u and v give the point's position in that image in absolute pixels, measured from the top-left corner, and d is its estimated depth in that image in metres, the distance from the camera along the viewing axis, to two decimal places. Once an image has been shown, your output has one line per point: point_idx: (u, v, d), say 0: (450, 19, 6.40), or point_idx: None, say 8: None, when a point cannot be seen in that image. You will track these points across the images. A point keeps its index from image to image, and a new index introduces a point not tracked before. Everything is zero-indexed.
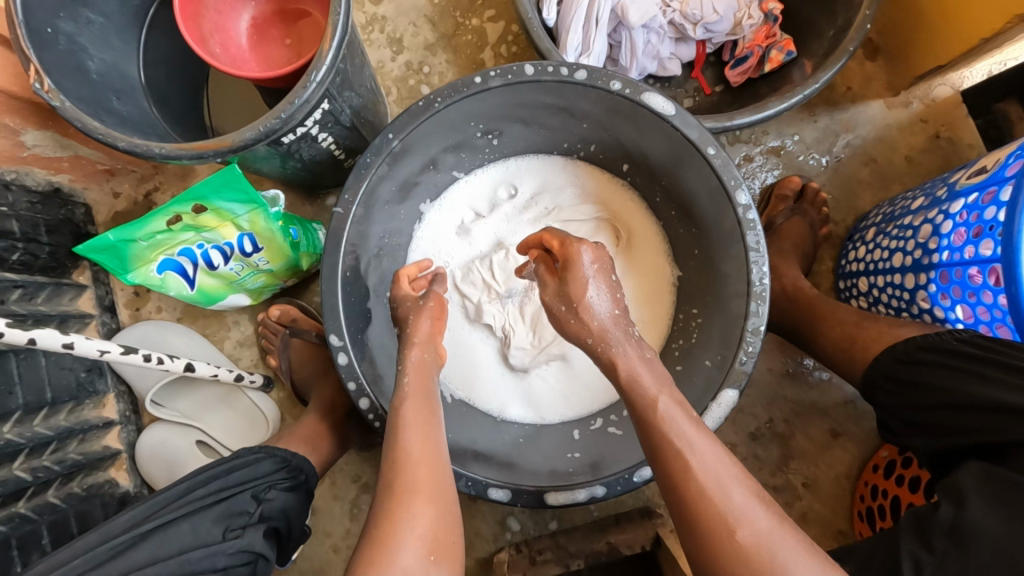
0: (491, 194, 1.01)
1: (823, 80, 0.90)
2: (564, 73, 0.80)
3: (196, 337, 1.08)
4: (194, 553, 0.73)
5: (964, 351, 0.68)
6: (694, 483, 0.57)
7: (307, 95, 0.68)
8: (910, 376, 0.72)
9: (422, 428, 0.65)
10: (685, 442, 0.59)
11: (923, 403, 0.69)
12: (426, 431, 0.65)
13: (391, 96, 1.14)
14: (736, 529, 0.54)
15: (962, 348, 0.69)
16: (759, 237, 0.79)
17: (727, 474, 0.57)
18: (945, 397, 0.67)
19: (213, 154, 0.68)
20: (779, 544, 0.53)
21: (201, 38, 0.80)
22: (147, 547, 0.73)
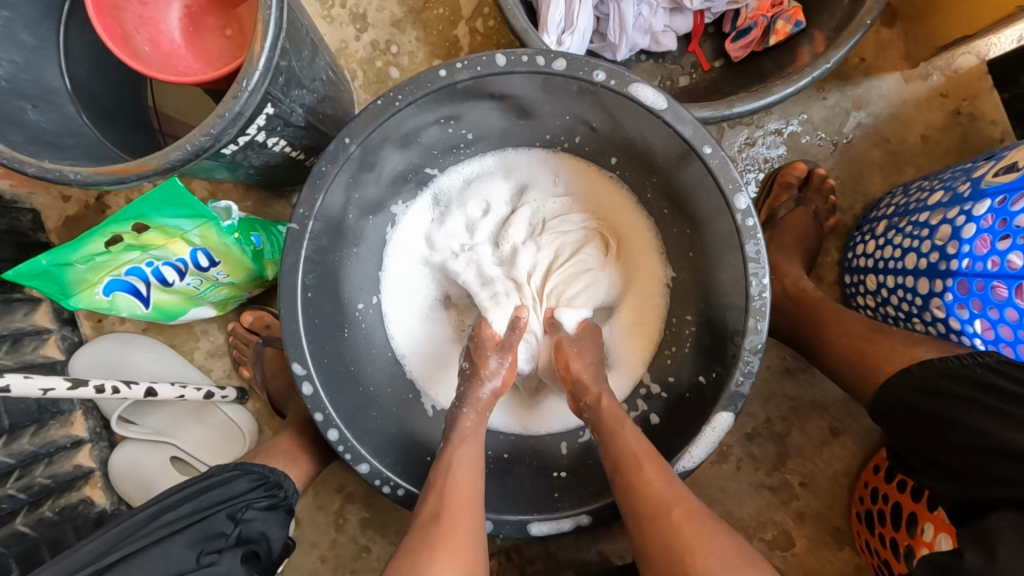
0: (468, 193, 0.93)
1: (834, 60, 0.80)
2: (541, 63, 0.71)
3: (162, 350, 1.03)
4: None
5: (997, 386, 0.62)
6: (643, 475, 0.65)
7: (240, 106, 0.59)
8: (934, 413, 0.65)
9: (469, 471, 0.69)
10: (637, 444, 0.69)
11: (949, 445, 0.63)
12: (472, 474, 0.68)
13: (357, 80, 1.03)
14: (671, 509, 0.62)
15: (996, 382, 0.63)
16: (759, 247, 0.71)
17: (658, 467, 0.67)
18: (975, 440, 0.61)
19: (139, 178, 0.60)
20: (709, 525, 0.60)
21: (125, 36, 0.70)
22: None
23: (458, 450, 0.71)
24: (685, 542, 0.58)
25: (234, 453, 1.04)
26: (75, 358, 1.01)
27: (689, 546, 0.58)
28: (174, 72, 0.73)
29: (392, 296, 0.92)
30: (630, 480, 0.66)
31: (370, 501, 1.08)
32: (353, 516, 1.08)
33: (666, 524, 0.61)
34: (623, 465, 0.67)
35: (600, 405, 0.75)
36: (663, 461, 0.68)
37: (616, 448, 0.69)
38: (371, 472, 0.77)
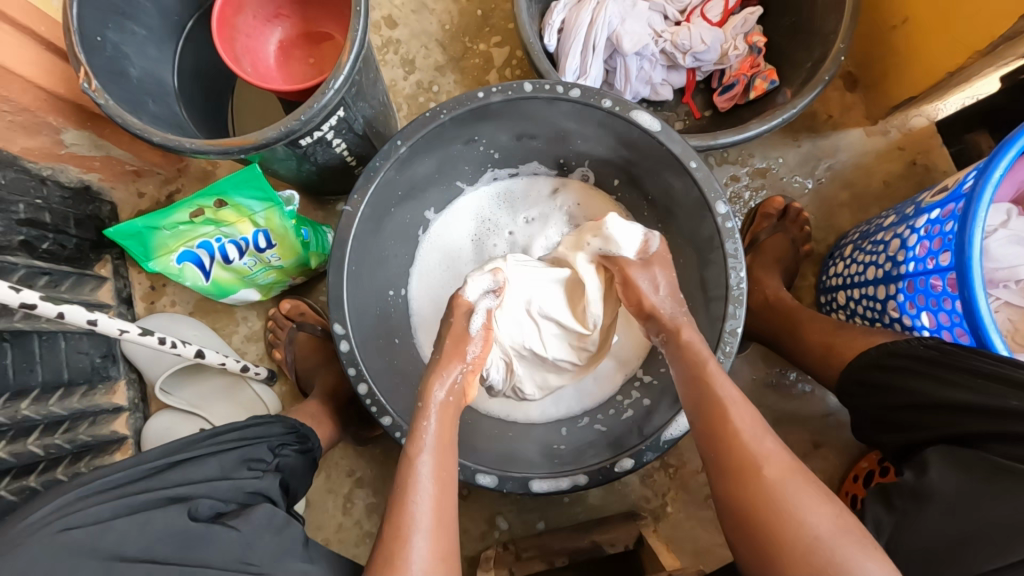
0: (496, 207, 1.07)
1: (800, 106, 0.97)
2: (560, 91, 0.87)
3: (206, 330, 1.13)
4: (222, 483, 0.70)
5: (922, 353, 0.72)
6: (730, 427, 0.65)
7: (325, 101, 0.75)
8: (879, 380, 0.76)
9: (437, 484, 0.65)
10: (725, 392, 0.68)
11: (892, 405, 0.73)
12: (445, 460, 0.67)
13: (402, 112, 1.23)
14: (763, 470, 0.61)
15: (926, 351, 0.72)
16: (737, 244, 0.84)
17: (746, 413, 0.66)
18: (904, 396, 0.71)
19: (238, 150, 0.75)
20: (799, 493, 0.59)
21: (235, 58, 0.88)
22: (179, 472, 0.70)
23: (420, 463, 0.65)
24: (773, 512, 0.59)
25: None
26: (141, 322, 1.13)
27: (777, 511, 0.59)
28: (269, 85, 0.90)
29: (415, 286, 1.04)
30: (719, 430, 0.66)
31: (378, 488, 1.14)
32: (360, 502, 1.14)
33: (759, 484, 0.61)
34: (715, 415, 0.67)
35: (689, 345, 0.76)
36: (751, 405, 0.67)
37: (705, 394, 0.69)
38: (393, 424, 0.85)
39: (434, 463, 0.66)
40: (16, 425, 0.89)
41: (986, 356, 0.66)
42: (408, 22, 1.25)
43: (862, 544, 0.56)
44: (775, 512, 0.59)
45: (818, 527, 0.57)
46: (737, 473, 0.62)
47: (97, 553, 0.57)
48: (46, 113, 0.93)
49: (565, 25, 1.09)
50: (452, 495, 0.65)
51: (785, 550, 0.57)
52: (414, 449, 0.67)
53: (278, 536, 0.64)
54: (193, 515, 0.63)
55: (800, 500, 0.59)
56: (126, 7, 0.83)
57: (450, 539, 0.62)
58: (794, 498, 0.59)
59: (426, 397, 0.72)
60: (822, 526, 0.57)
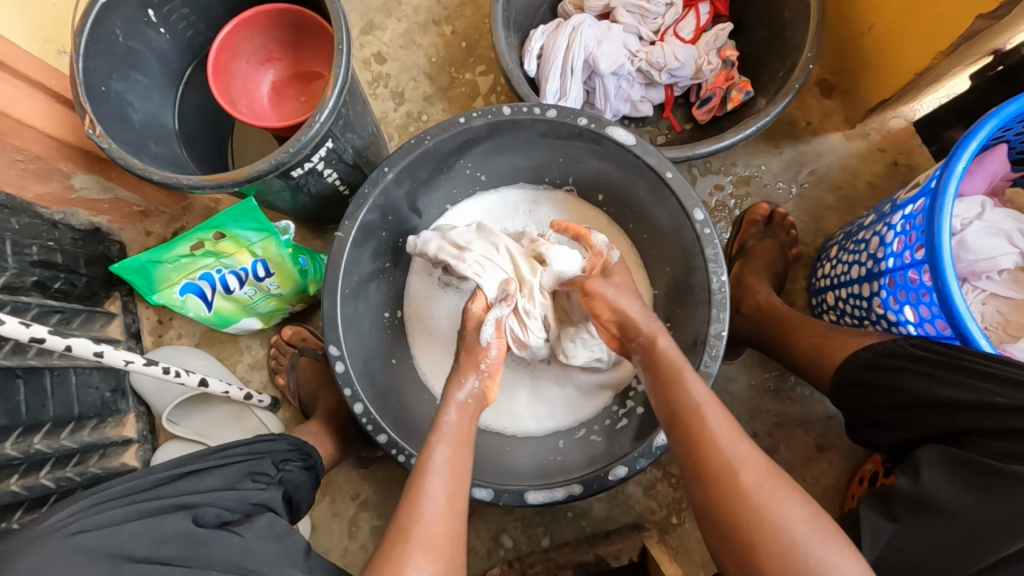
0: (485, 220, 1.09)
1: (774, 113, 1.00)
2: (538, 112, 0.91)
3: (211, 359, 1.17)
4: (227, 493, 0.72)
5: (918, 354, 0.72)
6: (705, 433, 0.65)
7: (312, 133, 0.79)
8: (870, 379, 0.76)
9: (450, 478, 0.69)
10: (697, 398, 0.69)
11: (883, 404, 0.73)
12: (460, 460, 0.72)
13: (394, 141, 1.28)
14: (739, 473, 0.61)
15: (919, 352, 0.72)
16: (717, 250, 0.86)
17: (721, 419, 0.66)
18: (898, 397, 0.71)
19: (232, 184, 0.79)
20: (771, 492, 0.59)
21: (230, 100, 0.94)
22: (187, 483, 0.72)
23: (435, 456, 0.70)
24: (746, 514, 0.58)
25: None
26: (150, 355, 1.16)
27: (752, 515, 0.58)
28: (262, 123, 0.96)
29: (411, 299, 1.07)
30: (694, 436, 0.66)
31: (383, 510, 1.15)
32: (366, 525, 1.15)
33: (729, 484, 0.61)
34: (687, 415, 0.68)
35: (660, 351, 0.77)
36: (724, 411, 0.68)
37: (679, 399, 0.70)
38: (390, 442, 0.86)
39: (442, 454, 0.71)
40: (28, 459, 0.92)
41: (969, 352, 0.68)
42: (397, 57, 1.31)
43: (836, 541, 0.56)
44: (749, 508, 0.59)
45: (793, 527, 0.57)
46: (713, 477, 0.62)
47: (108, 554, 0.58)
48: (57, 161, 0.99)
49: (544, 51, 1.14)
50: (462, 485, 0.70)
51: (756, 545, 0.57)
52: (433, 438, 0.73)
53: (281, 547, 0.65)
54: (199, 521, 0.65)
55: (778, 501, 0.58)
56: (129, 58, 0.89)
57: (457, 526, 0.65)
58: (772, 497, 0.59)
59: (447, 397, 0.79)
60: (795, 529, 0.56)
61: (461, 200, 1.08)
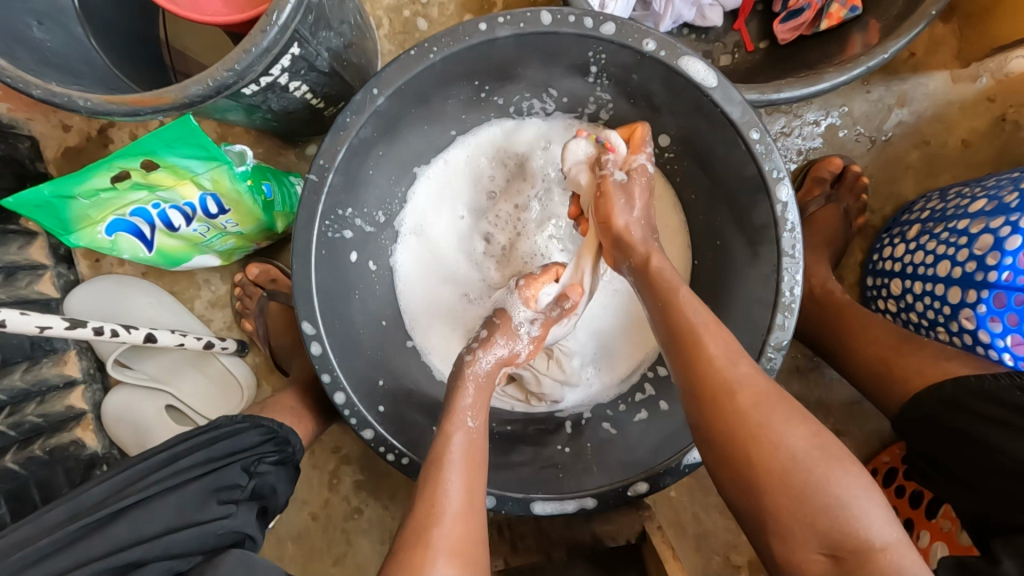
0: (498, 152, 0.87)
1: (891, 51, 0.76)
2: (589, 25, 0.66)
3: (162, 297, 1.00)
4: (181, 534, 0.61)
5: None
6: (721, 388, 0.53)
7: (268, 42, 0.54)
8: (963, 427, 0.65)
9: (472, 477, 0.60)
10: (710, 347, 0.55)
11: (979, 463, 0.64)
12: (474, 473, 0.60)
13: (382, 30, 0.98)
14: (773, 450, 0.49)
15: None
16: (796, 241, 0.68)
17: (740, 369, 0.54)
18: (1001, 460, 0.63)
19: (151, 111, 0.55)
20: (829, 475, 0.48)
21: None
22: (125, 524, 0.61)
23: (456, 443, 0.62)
24: (789, 491, 0.48)
25: (230, 406, 1.02)
26: (71, 299, 0.98)
27: (799, 510, 0.47)
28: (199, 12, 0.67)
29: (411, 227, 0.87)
30: (709, 392, 0.54)
31: (366, 465, 1.07)
32: (347, 478, 1.08)
33: (756, 456, 0.50)
34: (677, 342, 0.57)
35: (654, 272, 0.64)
36: (741, 349, 0.56)
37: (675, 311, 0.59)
38: (377, 438, 0.73)
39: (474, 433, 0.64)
40: None
41: None
42: None
43: (839, 458, 0.49)
44: (771, 472, 0.49)
45: (832, 501, 0.47)
46: (730, 445, 0.52)
47: None
48: None
49: None
50: (480, 504, 0.59)
51: (772, 508, 0.49)
52: (445, 431, 0.63)
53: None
54: None
55: (815, 474, 0.48)
56: None
57: (476, 526, 0.57)
58: (793, 466, 0.49)
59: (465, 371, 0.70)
60: (880, 533, 0.47)
61: (496, 117, 0.85)
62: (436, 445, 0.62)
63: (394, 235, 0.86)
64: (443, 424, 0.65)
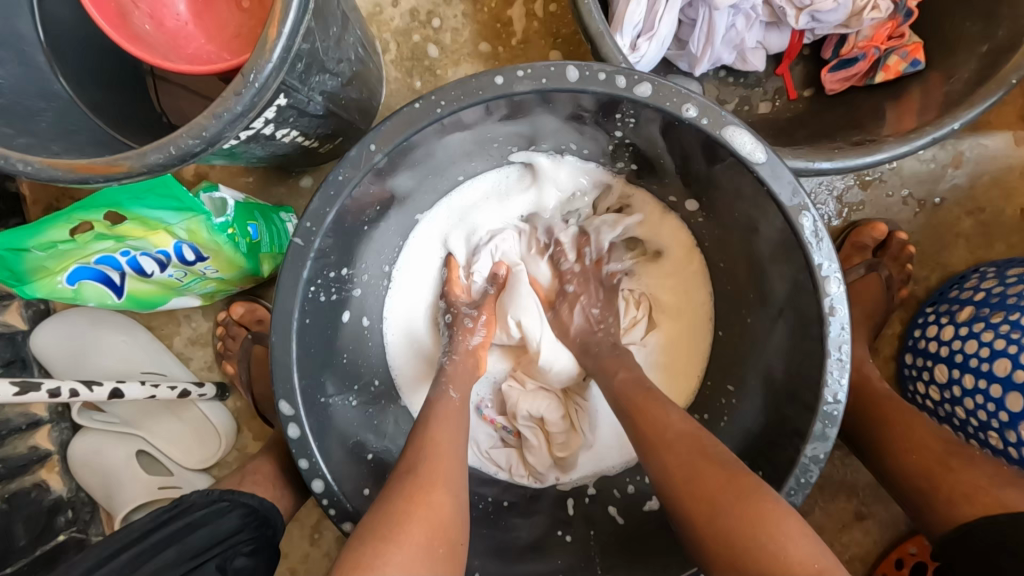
0: (508, 196, 0.81)
1: (962, 122, 0.67)
2: (621, 84, 0.57)
3: (136, 333, 0.92)
4: None
5: None
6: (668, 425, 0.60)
7: (243, 106, 0.45)
8: None
9: (453, 447, 0.61)
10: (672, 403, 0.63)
11: None
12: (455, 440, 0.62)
13: (388, 54, 0.89)
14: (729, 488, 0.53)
15: None
16: (843, 340, 0.60)
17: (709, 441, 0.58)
18: None
19: (104, 180, 0.47)
20: (778, 521, 0.50)
21: (120, 13, 0.59)
22: None
23: (437, 403, 0.65)
24: (735, 515, 0.51)
25: (208, 454, 0.95)
26: (38, 333, 0.90)
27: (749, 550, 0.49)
28: (184, 57, 0.62)
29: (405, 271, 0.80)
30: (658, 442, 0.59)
31: None
32: (330, 532, 1.00)
33: (699, 509, 0.53)
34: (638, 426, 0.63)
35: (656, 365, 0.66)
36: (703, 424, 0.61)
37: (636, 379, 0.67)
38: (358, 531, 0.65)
39: (437, 425, 0.62)
40: None
41: None
42: None
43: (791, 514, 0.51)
44: (726, 522, 0.51)
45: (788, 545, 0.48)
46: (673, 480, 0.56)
47: None
48: None
49: None
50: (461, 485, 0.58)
51: (717, 544, 0.51)
52: (434, 395, 0.67)
53: None
54: None
55: (766, 513, 0.50)
56: None
57: (457, 500, 0.56)
58: (750, 501, 0.51)
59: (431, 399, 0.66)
60: None
61: (508, 162, 0.78)
62: (423, 407, 0.66)
63: (385, 278, 0.79)
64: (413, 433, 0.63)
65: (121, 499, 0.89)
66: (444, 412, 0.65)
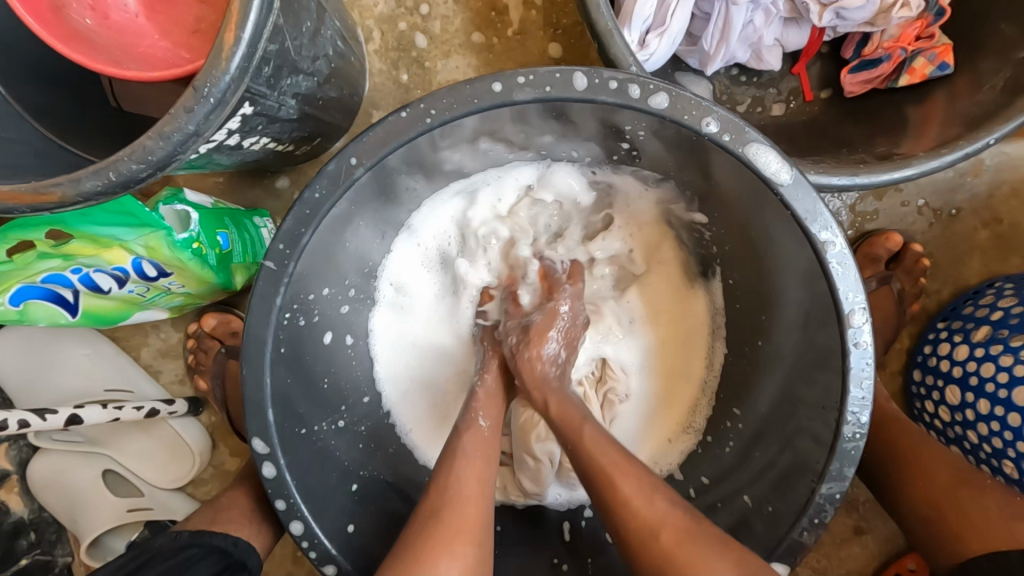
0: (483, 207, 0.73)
1: (997, 136, 0.62)
2: (635, 95, 0.51)
3: (99, 346, 0.85)
4: None
5: None
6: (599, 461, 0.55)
7: (198, 124, 0.39)
8: None
9: (481, 481, 0.57)
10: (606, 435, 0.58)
11: None
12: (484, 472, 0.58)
13: (372, 43, 0.81)
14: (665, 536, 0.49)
15: None
16: (866, 376, 0.56)
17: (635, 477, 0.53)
18: None
19: (33, 209, 0.40)
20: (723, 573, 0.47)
21: (55, 5, 0.51)
22: None
23: (466, 433, 0.61)
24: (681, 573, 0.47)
25: (181, 472, 0.89)
26: None
27: None
28: (136, 55, 0.55)
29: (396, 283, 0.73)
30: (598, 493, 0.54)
31: None
32: None
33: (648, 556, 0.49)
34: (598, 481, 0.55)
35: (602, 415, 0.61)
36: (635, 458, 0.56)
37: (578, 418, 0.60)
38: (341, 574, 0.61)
39: (464, 463, 0.58)
40: None
41: None
42: None
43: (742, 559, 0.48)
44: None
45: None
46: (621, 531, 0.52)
47: None
48: None
49: None
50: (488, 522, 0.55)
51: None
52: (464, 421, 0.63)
53: None
54: None
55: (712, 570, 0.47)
56: None
57: (485, 536, 0.53)
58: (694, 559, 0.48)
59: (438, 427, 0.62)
60: None
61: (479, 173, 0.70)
62: (450, 438, 0.62)
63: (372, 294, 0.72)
64: (440, 468, 0.59)
65: (86, 523, 0.84)
66: (472, 445, 0.60)
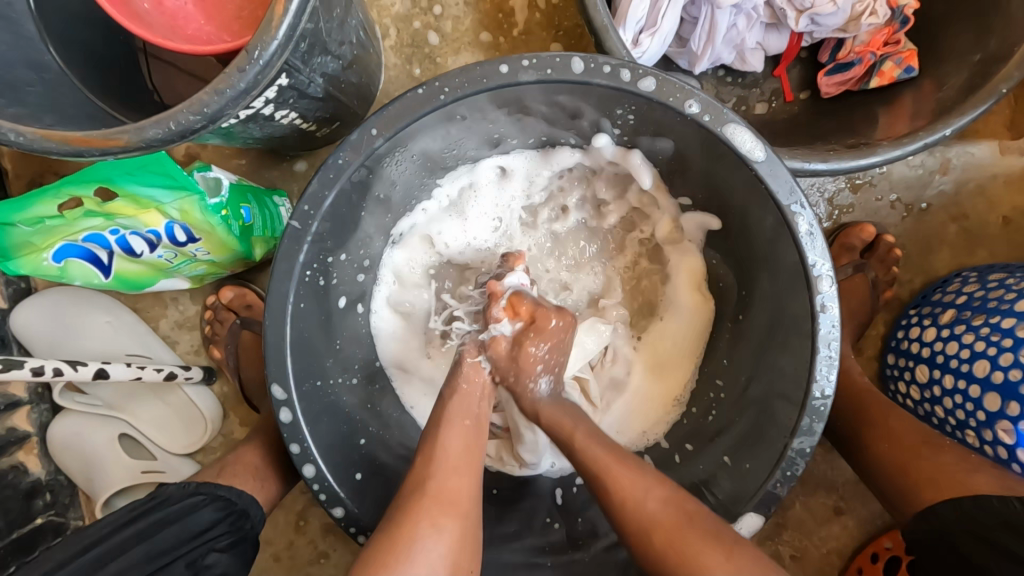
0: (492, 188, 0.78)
1: (953, 128, 0.68)
2: (625, 78, 0.57)
3: (121, 315, 0.90)
4: None
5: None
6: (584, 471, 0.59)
7: (246, 83, 0.45)
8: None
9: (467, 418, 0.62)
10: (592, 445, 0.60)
11: None
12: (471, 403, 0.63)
13: (388, 40, 0.88)
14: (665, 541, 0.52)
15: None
16: (833, 339, 0.61)
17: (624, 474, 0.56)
18: None
19: (100, 152, 0.46)
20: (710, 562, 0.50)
21: None
22: None
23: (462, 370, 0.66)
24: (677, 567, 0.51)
25: (193, 438, 0.93)
26: (18, 311, 0.87)
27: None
28: (182, 36, 0.62)
29: (402, 251, 0.78)
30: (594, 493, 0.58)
31: None
32: (315, 520, 1.00)
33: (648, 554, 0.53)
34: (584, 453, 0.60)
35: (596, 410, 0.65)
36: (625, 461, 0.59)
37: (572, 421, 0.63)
38: (348, 517, 0.65)
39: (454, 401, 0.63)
40: None
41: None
42: None
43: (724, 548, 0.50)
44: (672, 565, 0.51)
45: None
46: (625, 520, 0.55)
47: None
48: None
49: None
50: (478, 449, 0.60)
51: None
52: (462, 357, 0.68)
53: None
54: None
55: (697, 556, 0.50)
56: None
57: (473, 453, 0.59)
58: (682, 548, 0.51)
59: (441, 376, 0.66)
60: None
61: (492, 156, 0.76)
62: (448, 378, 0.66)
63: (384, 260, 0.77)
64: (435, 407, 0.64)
65: (101, 482, 0.88)
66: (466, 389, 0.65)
